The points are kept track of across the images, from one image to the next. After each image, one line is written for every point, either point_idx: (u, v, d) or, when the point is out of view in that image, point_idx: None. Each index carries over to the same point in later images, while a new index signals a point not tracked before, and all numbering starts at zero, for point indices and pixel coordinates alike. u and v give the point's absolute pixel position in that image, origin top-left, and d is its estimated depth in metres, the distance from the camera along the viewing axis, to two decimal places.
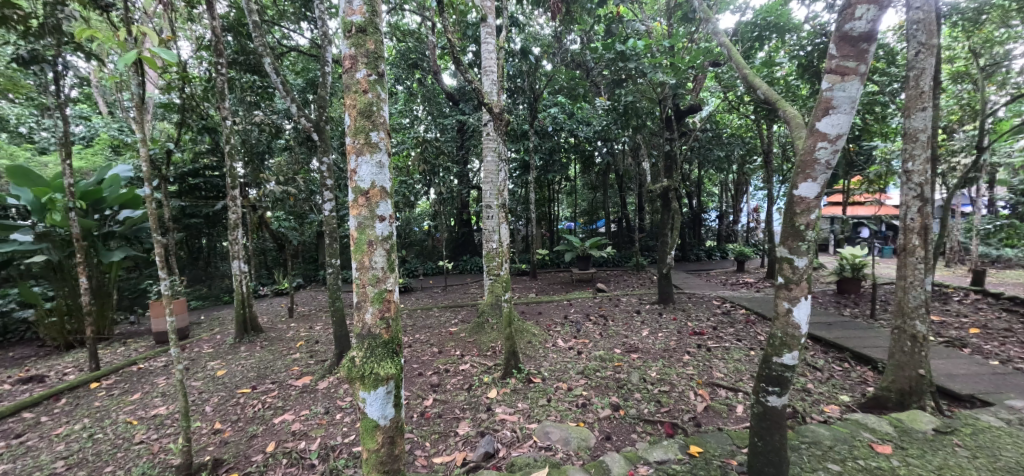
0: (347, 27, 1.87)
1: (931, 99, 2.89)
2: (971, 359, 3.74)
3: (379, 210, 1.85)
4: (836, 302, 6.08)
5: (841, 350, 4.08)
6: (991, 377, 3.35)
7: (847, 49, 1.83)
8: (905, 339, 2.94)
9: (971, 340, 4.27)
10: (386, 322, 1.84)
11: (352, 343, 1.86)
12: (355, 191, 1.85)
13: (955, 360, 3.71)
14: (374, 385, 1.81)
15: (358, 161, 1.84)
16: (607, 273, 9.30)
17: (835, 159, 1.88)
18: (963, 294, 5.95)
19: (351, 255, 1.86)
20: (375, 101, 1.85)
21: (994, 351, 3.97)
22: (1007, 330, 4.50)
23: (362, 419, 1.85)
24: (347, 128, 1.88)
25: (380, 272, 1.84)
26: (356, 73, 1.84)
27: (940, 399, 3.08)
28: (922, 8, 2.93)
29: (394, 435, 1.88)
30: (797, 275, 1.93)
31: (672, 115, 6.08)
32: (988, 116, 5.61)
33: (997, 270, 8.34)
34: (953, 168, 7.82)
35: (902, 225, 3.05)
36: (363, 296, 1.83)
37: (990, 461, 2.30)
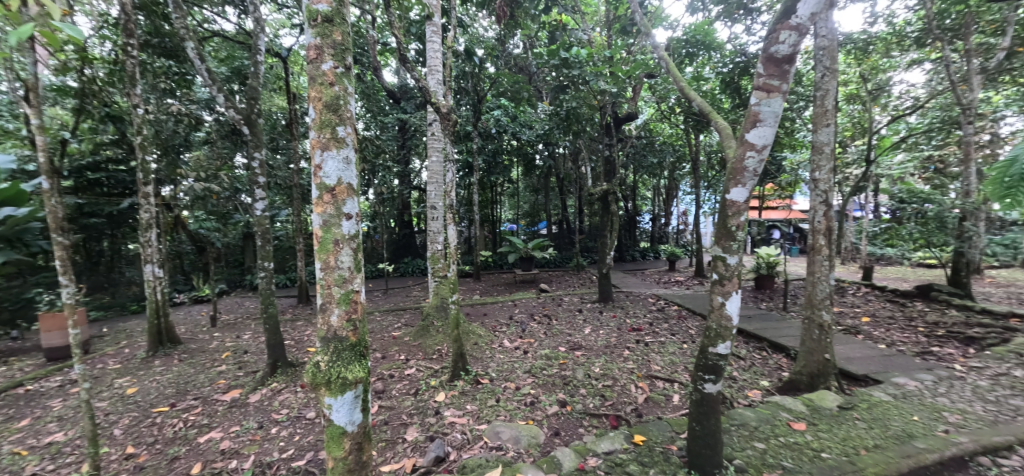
0: (312, 15, 1.76)
1: (833, 118, 3.29)
2: (864, 344, 4.32)
3: (345, 207, 1.76)
4: (754, 297, 6.72)
5: (761, 340, 4.51)
6: (879, 359, 3.88)
7: (773, 68, 2.02)
8: (813, 327, 3.32)
9: (863, 327, 4.90)
10: (353, 324, 1.76)
11: (317, 347, 1.75)
12: (320, 188, 1.74)
13: (852, 346, 4.26)
14: (342, 390, 1.72)
15: (324, 156, 1.74)
16: (548, 274, 9.55)
17: (761, 167, 2.08)
18: (856, 288, 6.82)
19: (315, 255, 1.75)
20: (343, 95, 1.76)
21: (881, 336, 4.59)
22: (890, 318, 5.23)
23: (328, 427, 1.74)
24: (311, 121, 1.76)
25: (347, 273, 1.75)
26: (322, 64, 1.74)
27: (841, 379, 3.51)
28: (827, 37, 3.34)
29: (362, 440, 1.80)
30: (730, 272, 2.11)
31: (611, 122, 6.34)
32: (875, 133, 6.46)
33: (881, 267, 9.67)
34: (843, 178, 8.96)
35: (811, 227, 3.45)
36: (329, 297, 1.72)
37: (882, 431, 2.65)
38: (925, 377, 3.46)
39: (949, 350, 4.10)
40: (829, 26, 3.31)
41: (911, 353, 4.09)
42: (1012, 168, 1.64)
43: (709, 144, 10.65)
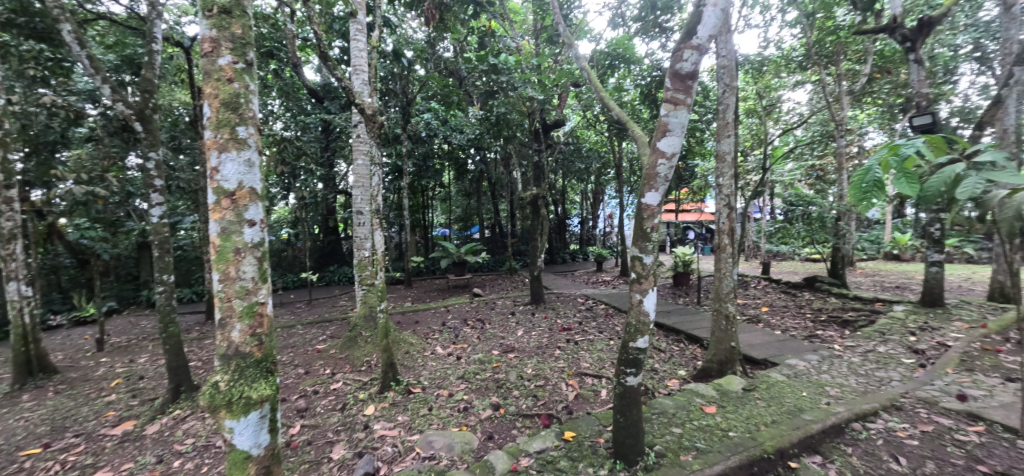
0: (205, 4, 1.61)
1: (733, 129, 3.68)
2: (764, 331, 4.85)
3: (249, 214, 1.62)
4: (672, 293, 7.29)
5: (678, 333, 4.89)
6: (775, 344, 4.39)
7: (679, 83, 2.20)
8: (721, 319, 3.66)
9: (763, 316, 5.52)
10: (258, 338, 1.61)
11: (215, 366, 1.58)
12: (217, 193, 1.58)
13: (753, 333, 4.77)
14: (246, 411, 1.57)
15: (222, 158, 1.58)
16: (482, 278, 9.60)
17: (671, 173, 2.26)
18: (757, 282, 7.66)
19: (212, 265, 1.58)
20: (243, 93, 1.63)
21: (778, 323, 5.19)
22: (784, 307, 5.94)
23: (230, 453, 1.58)
24: (206, 119, 1.60)
25: (249, 284, 1.61)
26: (218, 59, 1.59)
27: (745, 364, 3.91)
28: (726, 57, 3.73)
29: (271, 464, 1.66)
30: (646, 271, 2.26)
31: (540, 128, 6.52)
32: (769, 144, 7.34)
33: (776, 263, 10.96)
34: (745, 184, 10.02)
35: (717, 228, 3.81)
36: (230, 311, 1.56)
37: (778, 407, 2.99)
38: (811, 357, 3.96)
39: (830, 332, 4.74)
40: (728, 47, 3.70)
41: (801, 337, 4.67)
42: (867, 174, 2.16)
43: (631, 152, 11.34)
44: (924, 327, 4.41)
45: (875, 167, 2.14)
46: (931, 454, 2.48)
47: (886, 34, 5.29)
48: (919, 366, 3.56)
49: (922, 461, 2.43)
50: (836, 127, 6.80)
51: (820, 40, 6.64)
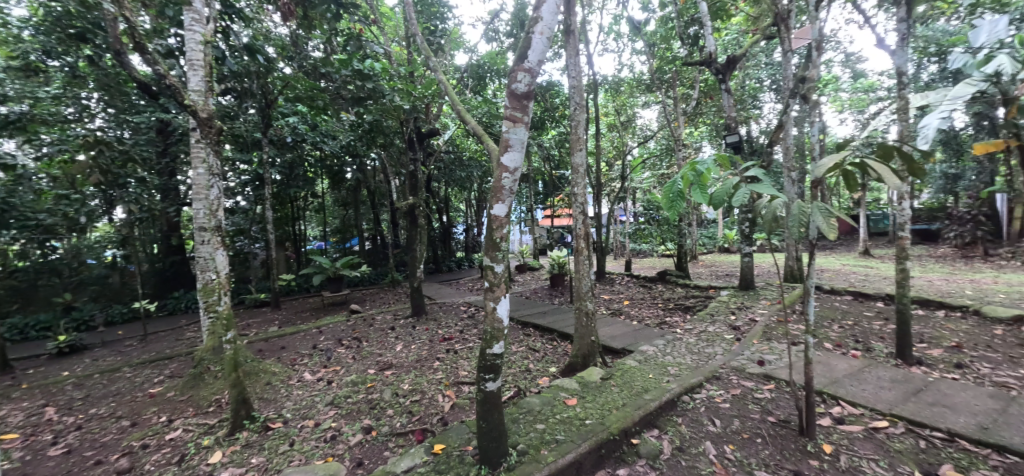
0: None
1: (584, 144, 4.06)
2: (624, 323, 5.44)
3: None
4: (550, 294, 7.78)
5: (552, 332, 5.22)
6: (631, 333, 4.95)
7: (516, 102, 2.33)
8: (582, 315, 3.99)
9: (625, 309, 6.19)
10: None
11: None
12: None
13: (615, 325, 5.32)
14: None
15: None
16: (361, 292, 9.13)
17: (516, 186, 2.39)
18: (621, 278, 8.60)
19: None
20: None
21: (636, 314, 5.88)
22: (641, 299, 6.76)
23: None
24: None
25: None
26: None
27: (606, 354, 4.33)
28: (577, 78, 4.09)
29: None
30: (498, 279, 2.35)
31: (415, 137, 6.46)
32: (625, 156, 8.32)
33: (638, 260, 12.50)
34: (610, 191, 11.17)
35: (575, 233, 4.14)
36: None
37: (627, 390, 3.36)
38: (658, 342, 4.56)
39: (675, 318, 5.52)
40: (577, 70, 4.08)
41: (653, 324, 5.35)
42: (672, 187, 2.62)
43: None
44: (740, 307, 5.39)
45: (676, 182, 2.60)
46: (738, 413, 3.02)
47: (705, 66, 6.37)
48: (734, 340, 4.34)
49: (732, 420, 2.95)
50: (676, 142, 7.96)
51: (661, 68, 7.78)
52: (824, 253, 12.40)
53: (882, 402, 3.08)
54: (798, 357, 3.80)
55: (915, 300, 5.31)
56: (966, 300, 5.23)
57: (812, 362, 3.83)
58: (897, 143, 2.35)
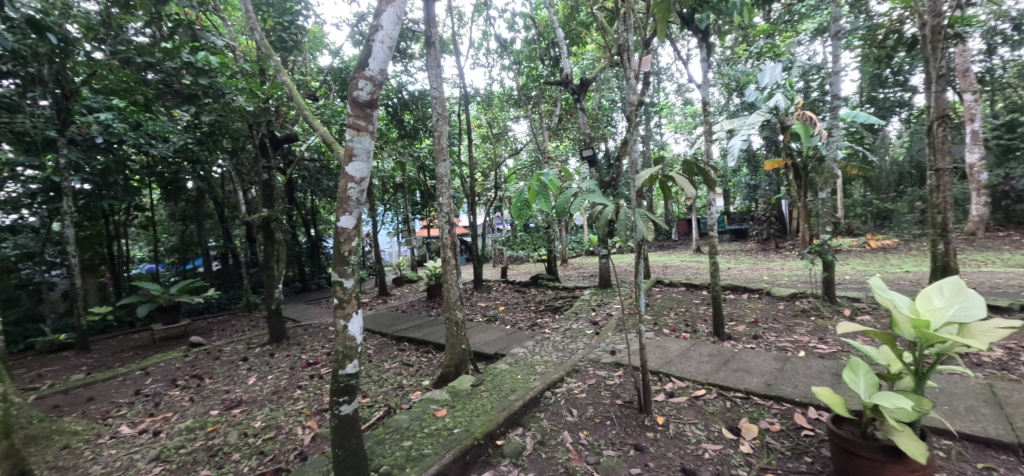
0: None
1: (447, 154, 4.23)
2: (498, 328, 5.71)
3: None
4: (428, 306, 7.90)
5: (427, 344, 5.37)
6: (502, 336, 5.31)
7: (358, 110, 2.29)
8: (451, 325, 4.07)
9: (499, 314, 6.58)
10: None
11: None
12: None
13: (488, 331, 5.62)
14: None
15: None
16: (208, 321, 7.93)
17: (363, 196, 2.35)
18: (497, 285, 9.19)
19: None
20: None
21: (510, 318, 6.25)
22: (514, 302, 7.26)
23: None
24: None
25: None
26: None
27: (478, 361, 4.56)
28: (437, 90, 4.22)
29: None
30: (348, 295, 2.27)
31: (268, 142, 6.14)
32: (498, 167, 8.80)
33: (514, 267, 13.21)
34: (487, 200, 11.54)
35: (442, 242, 4.18)
36: None
37: (497, 393, 3.48)
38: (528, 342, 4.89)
39: (545, 319, 5.92)
40: (438, 83, 4.21)
41: (524, 326, 5.75)
42: (520, 198, 3.35)
43: (385, 170, 11.33)
44: (600, 304, 6.01)
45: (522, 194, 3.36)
46: (591, 400, 3.36)
47: (564, 86, 7.03)
48: (594, 334, 4.83)
49: (587, 408, 3.26)
50: (542, 154, 8.70)
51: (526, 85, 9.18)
52: (668, 252, 14.56)
53: (701, 373, 3.72)
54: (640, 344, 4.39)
55: (727, 287, 6.56)
56: (760, 284, 6.65)
57: (652, 346, 4.48)
58: (696, 159, 2.90)
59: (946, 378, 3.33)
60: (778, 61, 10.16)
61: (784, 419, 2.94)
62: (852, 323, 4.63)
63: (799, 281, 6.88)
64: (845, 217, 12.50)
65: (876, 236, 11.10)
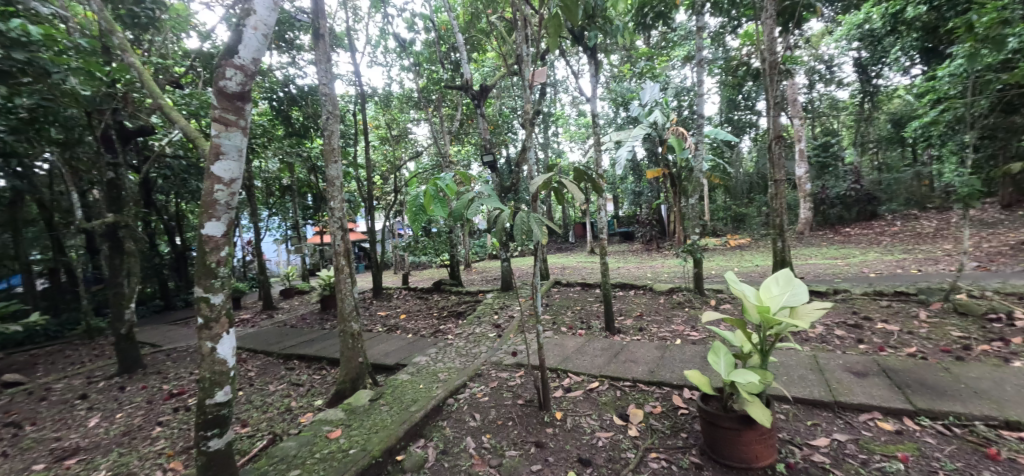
0: None
1: (340, 155, 4.00)
2: (399, 338, 5.71)
3: None
4: (321, 318, 7.54)
5: (320, 360, 5.18)
6: (401, 346, 5.31)
7: (226, 103, 2.25)
8: (347, 338, 3.91)
9: (401, 323, 6.62)
10: None
11: None
12: None
13: (388, 341, 5.61)
14: None
15: None
16: (28, 353, 6.36)
17: (232, 198, 2.34)
18: (398, 291, 9.15)
19: None
20: None
21: (411, 327, 6.37)
22: (416, 311, 7.32)
23: None
24: None
25: None
26: None
27: (376, 374, 4.55)
28: (327, 86, 3.96)
29: None
30: (215, 314, 2.27)
31: (114, 134, 5.33)
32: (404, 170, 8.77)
33: (418, 275, 12.96)
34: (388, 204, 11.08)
35: (334, 250, 3.96)
36: None
37: (397, 407, 3.38)
38: (429, 350, 4.96)
39: (448, 325, 6.13)
40: (328, 79, 3.96)
41: (426, 334, 5.87)
42: (416, 200, 3.21)
43: (269, 170, 10.22)
44: (501, 308, 6.38)
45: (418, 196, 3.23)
46: (493, 403, 3.43)
47: (464, 91, 7.07)
48: (496, 337, 5.04)
49: (489, 411, 3.31)
50: (444, 159, 8.76)
51: (426, 88, 9.71)
52: (567, 254, 15.45)
53: (595, 367, 4.01)
54: (540, 344, 4.60)
55: (617, 285, 7.18)
56: (644, 281, 7.40)
57: (551, 345, 4.72)
58: (587, 167, 3.06)
59: (785, 354, 4.03)
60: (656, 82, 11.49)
61: (663, 402, 3.30)
62: (716, 312, 5.38)
63: (675, 277, 7.81)
64: (711, 221, 14.57)
65: (733, 237, 13.13)
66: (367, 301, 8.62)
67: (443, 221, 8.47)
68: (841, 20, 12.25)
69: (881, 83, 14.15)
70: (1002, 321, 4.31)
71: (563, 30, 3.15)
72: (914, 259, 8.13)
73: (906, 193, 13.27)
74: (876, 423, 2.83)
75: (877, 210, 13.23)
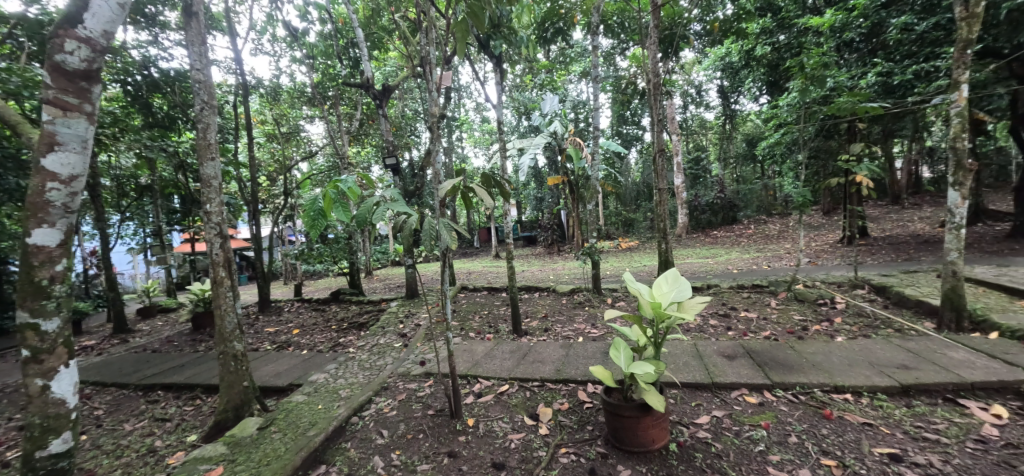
0: None
1: (218, 151, 3.49)
2: (291, 356, 5.17)
3: None
4: (193, 339, 6.50)
5: (193, 388, 4.45)
6: (296, 365, 4.82)
7: (64, 83, 2.28)
8: (229, 360, 3.41)
9: (293, 339, 6.00)
10: None
11: None
12: None
13: (280, 360, 5.04)
14: None
15: None
16: None
17: (70, 197, 2.36)
18: (290, 304, 8.31)
19: None
20: None
21: (306, 342, 5.81)
22: (312, 324, 6.71)
23: None
24: None
25: None
26: None
27: (267, 399, 4.05)
28: (202, 72, 3.43)
29: None
30: (46, 341, 2.28)
31: None
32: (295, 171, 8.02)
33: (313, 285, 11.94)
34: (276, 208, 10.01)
35: (210, 260, 3.43)
36: None
37: (293, 433, 3.07)
38: (329, 366, 4.57)
39: (349, 337, 5.74)
40: (202, 63, 3.44)
41: (324, 349, 5.39)
42: (313, 205, 2.91)
43: (119, 166, 8.55)
44: (407, 316, 6.16)
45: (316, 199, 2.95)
46: (402, 417, 3.28)
47: (364, 88, 6.82)
48: (403, 347, 4.88)
49: (398, 425, 3.16)
50: (342, 160, 8.24)
51: (322, 82, 9.16)
52: (474, 259, 15.49)
53: (505, 369, 4.05)
54: (449, 352, 4.53)
55: (522, 288, 7.38)
56: (547, 283, 7.73)
57: (460, 351, 4.67)
58: (495, 173, 3.09)
59: (671, 344, 4.50)
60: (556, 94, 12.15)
61: (569, 397, 3.45)
62: (613, 310, 5.82)
63: (575, 279, 8.29)
64: (606, 225, 15.82)
65: (625, 239, 14.42)
66: (250, 317, 7.64)
67: (341, 226, 7.92)
68: (708, 53, 14.26)
69: (738, 108, 16.77)
70: (826, 305, 5.35)
71: (470, 36, 3.02)
72: (763, 256, 9.74)
73: (756, 201, 15.89)
74: (745, 397, 3.28)
75: (736, 216, 15.61)
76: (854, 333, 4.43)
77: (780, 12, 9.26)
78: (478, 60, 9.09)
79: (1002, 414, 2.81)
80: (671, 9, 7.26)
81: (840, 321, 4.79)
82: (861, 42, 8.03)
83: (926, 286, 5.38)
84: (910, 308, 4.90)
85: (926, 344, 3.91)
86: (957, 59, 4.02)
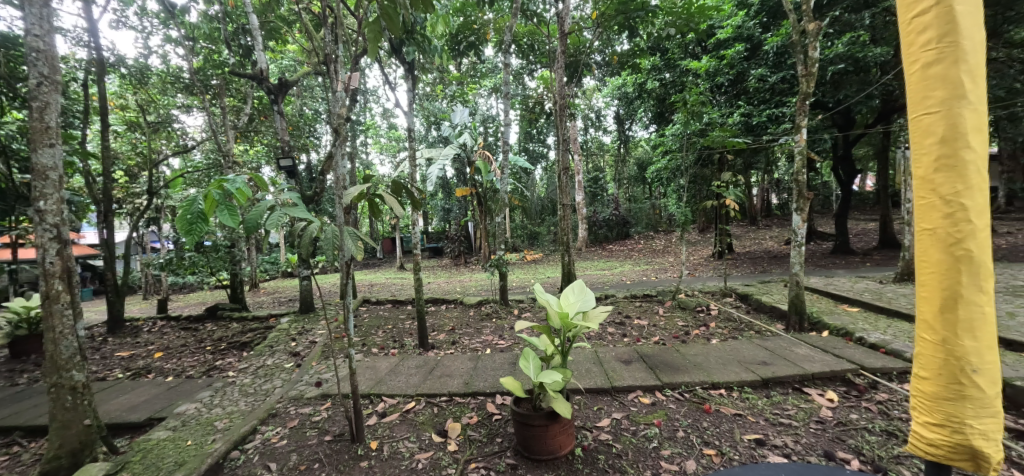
0: None
1: (60, 137, 2.83)
2: (152, 384, 4.32)
3: None
4: (8, 369, 5.10)
5: (9, 433, 3.48)
6: (161, 395, 4.03)
7: None
8: (64, 394, 2.72)
9: (155, 364, 5.03)
10: None
11: None
12: None
13: (136, 391, 4.17)
14: None
15: None
16: None
17: None
18: (151, 323, 6.98)
19: None
20: None
21: (171, 367, 4.89)
22: (181, 346, 5.70)
23: None
24: None
25: None
26: None
27: (119, 438, 3.32)
28: (42, 39, 2.76)
29: None
30: None
31: None
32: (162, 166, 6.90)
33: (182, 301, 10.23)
34: (134, 208, 8.44)
35: (40, 270, 2.71)
36: None
37: None
38: (204, 395, 3.91)
39: (228, 360, 4.99)
40: (42, 27, 2.76)
41: (196, 375, 4.59)
42: (192, 207, 2.46)
43: None
44: (300, 333, 5.57)
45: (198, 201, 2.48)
46: (294, 446, 2.92)
47: (256, 81, 6.14)
48: (295, 368, 4.38)
49: (288, 456, 2.81)
50: (224, 156, 7.27)
51: (202, 69, 8.02)
52: (377, 271, 14.70)
53: (410, 386, 3.85)
54: (349, 370, 4.19)
55: (428, 301, 7.17)
56: (454, 295, 7.62)
57: (361, 369, 4.34)
58: (405, 181, 2.95)
59: (575, 352, 4.71)
60: (467, 107, 12.24)
61: (479, 411, 3.39)
62: (520, 320, 5.93)
63: (482, 291, 8.29)
64: (513, 238, 16.21)
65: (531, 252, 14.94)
66: (95, 340, 6.25)
67: (221, 232, 6.94)
68: (608, 83, 15.63)
69: (630, 135, 18.60)
70: (703, 311, 6.10)
71: (383, 38, 2.90)
72: (652, 269, 10.80)
73: (646, 219, 17.66)
74: (640, 399, 3.56)
75: (629, 232, 17.16)
76: (725, 336, 5.11)
77: (667, 52, 10.39)
78: (388, 64, 8.80)
79: (833, 398, 3.44)
80: (576, 38, 7.82)
81: (715, 326, 5.49)
82: (729, 86, 9.31)
83: (776, 294, 6.44)
84: (765, 313, 5.81)
85: (779, 343, 4.66)
86: (799, 107, 4.92)
